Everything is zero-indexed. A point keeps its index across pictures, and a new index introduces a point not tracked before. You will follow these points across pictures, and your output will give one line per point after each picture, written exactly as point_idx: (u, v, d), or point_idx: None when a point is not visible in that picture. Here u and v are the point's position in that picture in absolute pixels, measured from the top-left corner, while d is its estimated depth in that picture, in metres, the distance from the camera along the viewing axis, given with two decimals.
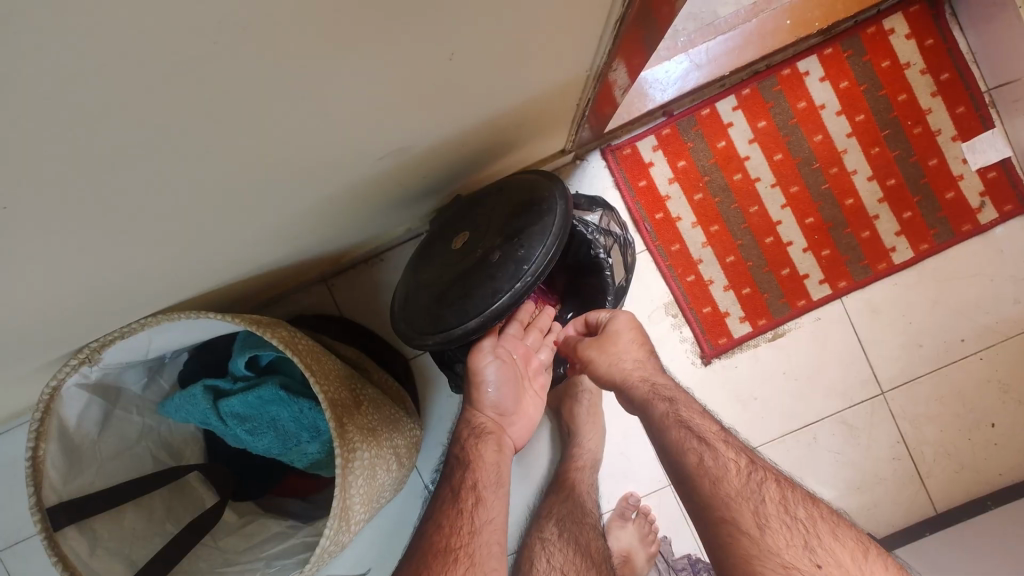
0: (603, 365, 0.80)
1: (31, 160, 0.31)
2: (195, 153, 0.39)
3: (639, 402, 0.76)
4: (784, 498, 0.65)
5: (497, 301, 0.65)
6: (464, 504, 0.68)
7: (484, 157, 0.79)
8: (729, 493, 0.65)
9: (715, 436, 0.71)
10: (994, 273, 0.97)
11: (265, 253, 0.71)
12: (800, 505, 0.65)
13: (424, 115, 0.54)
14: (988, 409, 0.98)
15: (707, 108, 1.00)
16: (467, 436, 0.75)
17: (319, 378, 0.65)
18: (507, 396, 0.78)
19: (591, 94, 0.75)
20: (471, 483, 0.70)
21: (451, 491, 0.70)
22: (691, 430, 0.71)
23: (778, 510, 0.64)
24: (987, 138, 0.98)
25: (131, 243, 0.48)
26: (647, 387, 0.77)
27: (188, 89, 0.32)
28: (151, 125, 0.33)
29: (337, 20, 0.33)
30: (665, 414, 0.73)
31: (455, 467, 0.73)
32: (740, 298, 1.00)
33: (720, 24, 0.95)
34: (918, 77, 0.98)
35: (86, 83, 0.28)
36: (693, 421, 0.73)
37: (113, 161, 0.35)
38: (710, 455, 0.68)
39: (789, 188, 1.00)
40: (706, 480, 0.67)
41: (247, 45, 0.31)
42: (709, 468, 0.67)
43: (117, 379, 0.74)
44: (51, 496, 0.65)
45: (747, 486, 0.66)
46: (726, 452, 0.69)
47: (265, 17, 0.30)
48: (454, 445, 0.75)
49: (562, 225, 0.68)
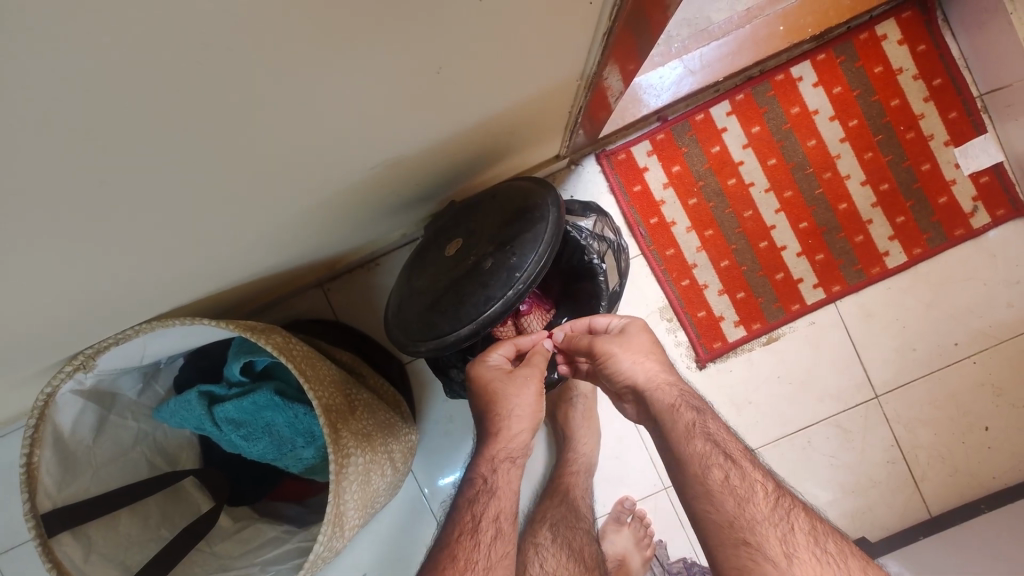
0: (625, 365, 0.74)
1: (26, 162, 0.31)
2: (193, 155, 0.39)
3: (663, 409, 0.70)
4: (813, 531, 0.63)
5: (489, 309, 0.66)
6: (483, 536, 0.66)
7: (479, 162, 0.79)
8: (755, 517, 0.63)
9: (737, 451, 0.69)
10: (988, 277, 0.98)
11: (261, 258, 0.71)
12: (830, 539, 0.63)
13: (418, 120, 0.55)
14: (982, 412, 0.98)
15: (701, 113, 1.00)
16: (498, 458, 0.72)
17: (313, 383, 0.65)
18: (528, 412, 0.75)
19: (583, 101, 0.75)
20: (493, 514, 0.68)
21: (472, 518, 0.67)
22: (718, 446, 0.67)
23: (807, 541, 0.61)
24: (980, 143, 0.99)
25: (128, 246, 0.48)
26: (676, 393, 0.71)
27: (186, 91, 0.32)
28: (148, 127, 0.33)
29: (333, 22, 0.33)
30: (692, 423, 0.68)
31: (479, 492, 0.69)
32: (734, 302, 1.00)
33: (714, 30, 0.96)
34: (911, 82, 0.99)
35: (85, 84, 0.28)
36: (718, 435, 0.69)
37: (111, 163, 0.35)
38: (737, 475, 0.66)
39: (783, 193, 1.00)
40: (730, 501, 0.64)
41: (244, 46, 0.31)
42: (733, 487, 0.65)
43: (112, 385, 0.75)
44: (45, 503, 0.64)
45: (774, 512, 0.63)
46: (752, 471, 0.67)
47: (263, 15, 0.30)
48: (481, 464, 0.72)
49: (554, 231, 0.68)
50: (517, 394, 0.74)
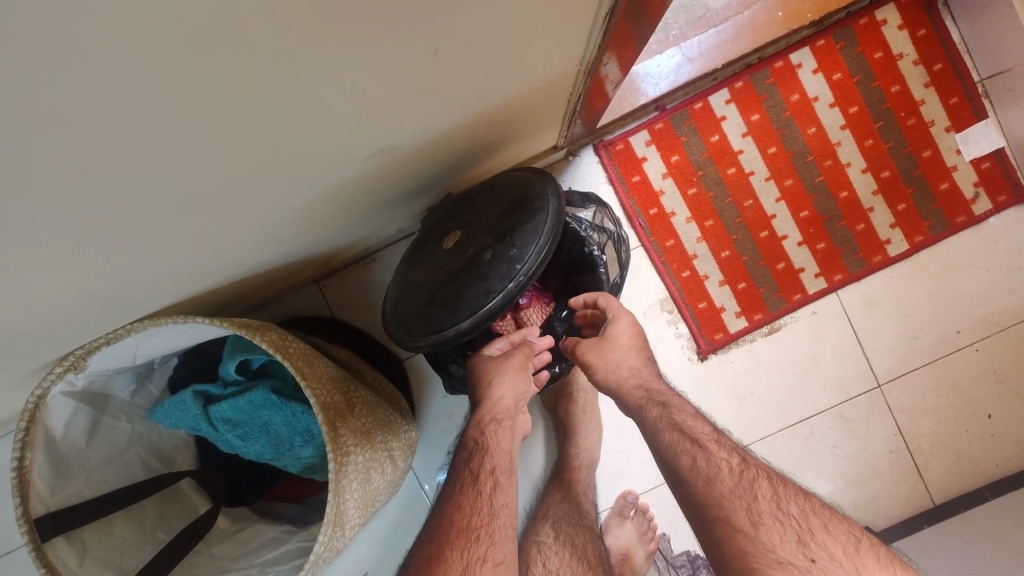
0: (605, 375, 0.78)
1: (20, 164, 0.29)
2: (194, 154, 0.37)
3: (633, 407, 0.75)
4: (776, 495, 0.64)
5: (489, 302, 0.65)
6: (483, 487, 0.68)
7: (475, 153, 0.77)
8: (722, 492, 0.64)
9: (706, 435, 0.70)
10: (989, 265, 0.97)
11: (258, 255, 0.69)
12: (792, 501, 0.64)
13: (416, 114, 0.53)
14: (985, 400, 0.97)
15: (700, 102, 0.99)
16: (485, 421, 0.75)
17: (311, 381, 0.64)
18: (514, 376, 0.78)
19: (582, 89, 0.74)
20: (489, 467, 0.70)
21: (471, 472, 0.69)
22: (685, 433, 0.69)
23: (771, 507, 0.63)
24: (981, 129, 0.98)
25: (121, 249, 0.46)
26: (642, 394, 0.75)
27: (186, 91, 0.30)
28: (148, 127, 0.32)
29: (336, 19, 0.32)
30: (658, 417, 0.72)
31: (473, 450, 0.72)
32: (735, 293, 0.99)
33: (712, 17, 0.95)
34: (911, 67, 0.98)
35: (84, 86, 0.26)
36: (686, 423, 0.71)
37: (111, 164, 0.33)
38: (704, 457, 0.67)
39: (783, 182, 0.99)
40: (698, 481, 0.66)
41: (245, 47, 0.30)
42: (700, 469, 0.66)
43: (104, 386, 0.73)
44: (38, 507, 0.63)
45: (739, 485, 0.64)
46: (718, 452, 0.68)
47: (265, 13, 0.28)
48: (473, 428, 0.75)
49: (554, 223, 0.67)
50: (502, 364, 0.78)
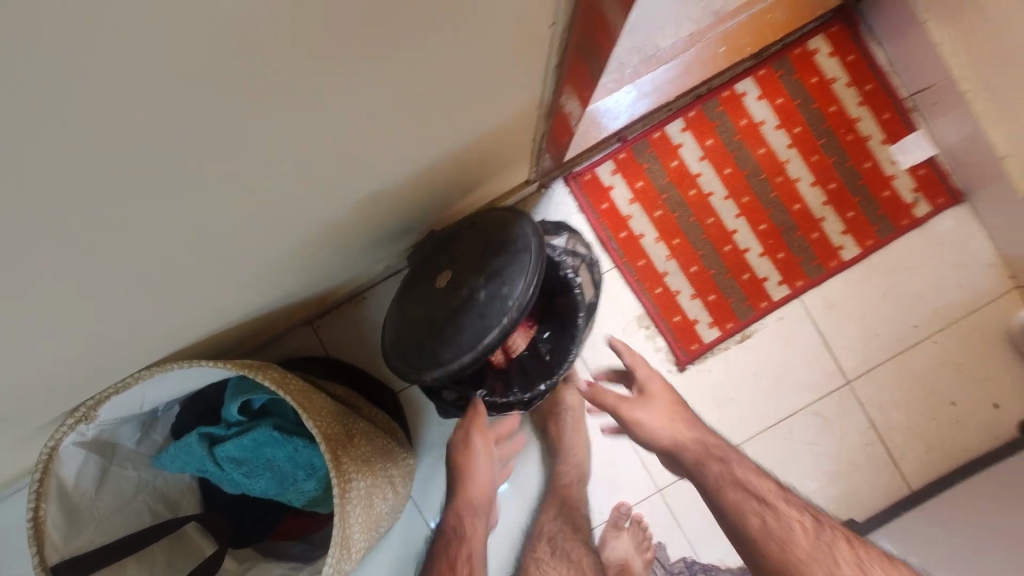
0: (651, 430, 1.02)
1: (38, 215, 0.31)
2: (195, 153, 0.34)
3: (698, 465, 0.96)
4: (859, 558, 0.82)
5: (487, 336, 0.72)
6: (460, 567, 0.93)
7: (454, 192, 0.84)
8: (804, 554, 0.84)
9: (774, 496, 0.93)
10: (936, 262, 1.05)
11: (255, 298, 0.73)
12: (875, 563, 0.82)
13: (396, 155, 0.57)
14: (947, 390, 1.04)
15: (657, 131, 1.07)
16: (462, 510, 0.98)
17: (312, 415, 0.68)
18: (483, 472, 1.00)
19: (545, 128, 0.82)
20: (465, 554, 0.95)
21: (449, 561, 0.93)
22: (753, 494, 0.92)
23: (854, 568, 0.81)
24: (914, 139, 1.07)
25: (126, 294, 0.48)
26: (701, 450, 0.98)
27: (186, 88, 0.29)
28: (147, 127, 0.30)
29: (326, 63, 0.35)
30: (723, 474, 0.94)
31: (450, 539, 0.96)
32: (706, 305, 1.06)
33: (661, 56, 1.04)
34: (845, 89, 1.07)
35: (85, 87, 0.25)
36: (749, 481, 0.94)
37: (112, 163, 0.31)
38: (774, 517, 0.89)
39: (741, 199, 1.07)
40: (772, 540, 0.87)
41: (246, 90, 0.32)
42: (772, 528, 0.88)
43: (113, 435, 0.77)
44: (53, 555, 0.66)
45: (819, 547, 0.85)
46: (791, 513, 0.90)
47: (260, 56, 0.30)
48: (450, 516, 0.98)
49: (537, 259, 0.74)
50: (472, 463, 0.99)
